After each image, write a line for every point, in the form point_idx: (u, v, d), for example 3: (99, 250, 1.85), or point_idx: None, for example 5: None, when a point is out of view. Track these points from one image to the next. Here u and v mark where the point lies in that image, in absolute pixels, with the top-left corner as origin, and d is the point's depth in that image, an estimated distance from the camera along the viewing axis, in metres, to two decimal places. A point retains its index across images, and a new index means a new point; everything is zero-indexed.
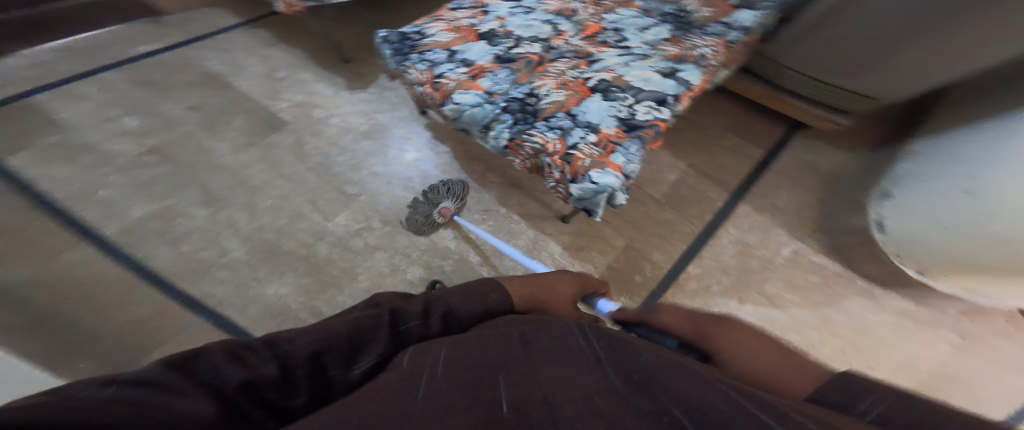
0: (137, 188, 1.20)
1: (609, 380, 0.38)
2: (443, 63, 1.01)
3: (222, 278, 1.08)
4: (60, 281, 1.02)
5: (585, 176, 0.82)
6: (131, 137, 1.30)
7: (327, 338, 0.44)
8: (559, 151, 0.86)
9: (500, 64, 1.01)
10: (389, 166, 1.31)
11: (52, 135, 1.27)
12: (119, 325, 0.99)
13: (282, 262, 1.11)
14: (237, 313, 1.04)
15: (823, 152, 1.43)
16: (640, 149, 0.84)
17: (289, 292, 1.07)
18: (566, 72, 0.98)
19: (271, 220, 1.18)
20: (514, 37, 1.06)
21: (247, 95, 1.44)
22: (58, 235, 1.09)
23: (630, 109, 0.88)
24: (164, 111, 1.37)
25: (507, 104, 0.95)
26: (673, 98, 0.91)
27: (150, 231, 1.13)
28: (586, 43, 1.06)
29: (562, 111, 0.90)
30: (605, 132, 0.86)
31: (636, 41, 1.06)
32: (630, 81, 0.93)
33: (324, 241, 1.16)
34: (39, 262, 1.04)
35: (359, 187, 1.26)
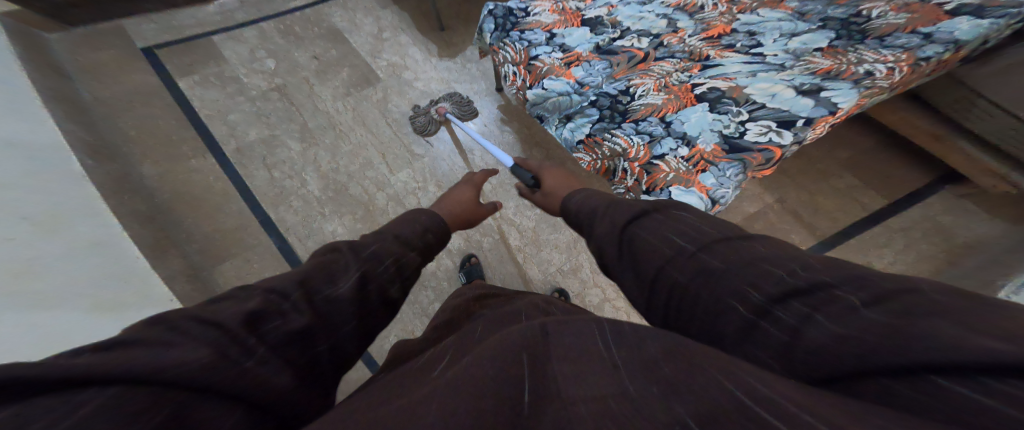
0: (250, 114, 1.40)
1: (622, 384, 0.33)
2: (540, 45, 0.99)
3: (296, 205, 1.22)
4: (183, 178, 1.25)
5: (664, 190, 0.76)
6: (254, 71, 1.51)
7: (298, 277, 0.49)
8: (641, 159, 0.80)
9: (598, 56, 0.96)
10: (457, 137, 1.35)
11: (202, 62, 1.53)
12: (213, 225, 1.18)
13: (345, 203, 1.23)
14: (301, 239, 1.17)
15: (959, 216, 1.16)
16: (739, 173, 0.75)
17: (344, 231, 1.18)
18: (672, 74, 0.89)
19: (345, 164, 1.30)
20: (622, 28, 1.00)
21: (350, 49, 1.58)
22: (188, 141, 1.32)
23: (739, 128, 0.78)
24: (284, 53, 1.57)
25: (597, 99, 0.90)
26: (805, 121, 0.77)
27: (252, 153, 1.32)
28: (706, 44, 0.95)
29: (656, 116, 0.83)
30: (700, 148, 0.78)
31: (774, 48, 0.91)
32: (751, 94, 0.82)
33: (384, 192, 1.25)
34: (172, 160, 1.28)
35: (425, 150, 1.33)
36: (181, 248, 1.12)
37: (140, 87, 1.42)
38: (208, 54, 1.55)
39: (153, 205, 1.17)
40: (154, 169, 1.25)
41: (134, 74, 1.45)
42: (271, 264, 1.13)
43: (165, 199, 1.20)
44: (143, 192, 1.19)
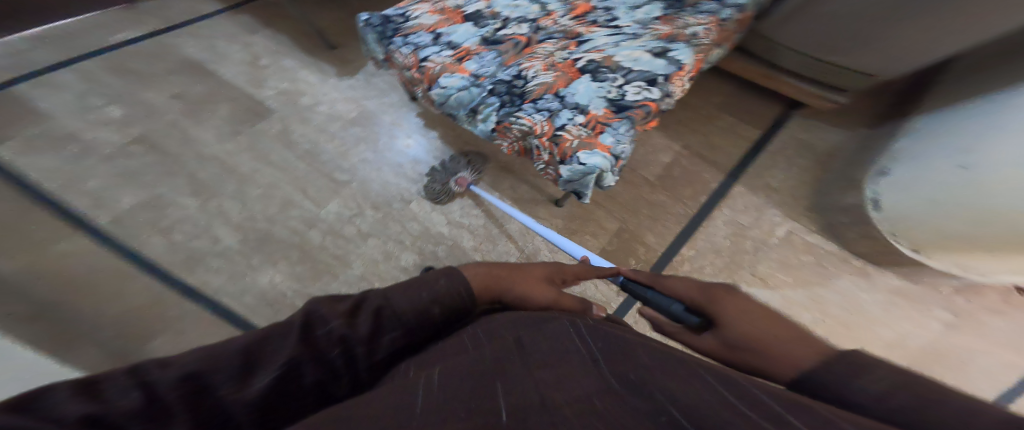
0: (120, 177, 1.18)
1: (606, 382, 0.34)
2: (427, 46, 0.96)
3: (217, 265, 1.09)
4: (57, 268, 1.03)
5: (573, 158, 0.81)
6: (107, 125, 1.26)
7: (257, 341, 0.38)
8: (546, 133, 0.84)
9: (487, 46, 0.96)
10: (379, 154, 1.28)
11: (23, 122, 1.22)
12: (121, 307, 1.01)
13: (274, 249, 1.12)
14: (234, 299, 1.06)
15: (823, 130, 1.39)
16: (630, 129, 0.82)
17: (284, 279, 1.09)
18: (555, 53, 0.93)
19: (261, 208, 1.17)
20: (501, 18, 1.00)
21: (226, 81, 1.39)
22: (47, 223, 1.09)
23: (620, 90, 0.84)
24: (139, 97, 1.32)
25: (493, 86, 0.90)
26: (663, 78, 0.85)
27: (141, 222, 1.13)
28: (575, 23, 1.00)
29: (550, 93, 0.86)
30: (593, 112, 0.83)
31: (626, 21, 0.99)
32: (619, 62, 0.88)
33: (315, 228, 1.16)
34: (31, 249, 1.04)
35: (349, 174, 1.24)
36: (88, 345, 0.95)
37: None
38: (31, 111, 1.25)
39: (28, 307, 0.96)
40: (10, 264, 1.01)
41: None
42: (208, 334, 1.01)
43: (43, 294, 0.99)
44: (8, 294, 0.97)
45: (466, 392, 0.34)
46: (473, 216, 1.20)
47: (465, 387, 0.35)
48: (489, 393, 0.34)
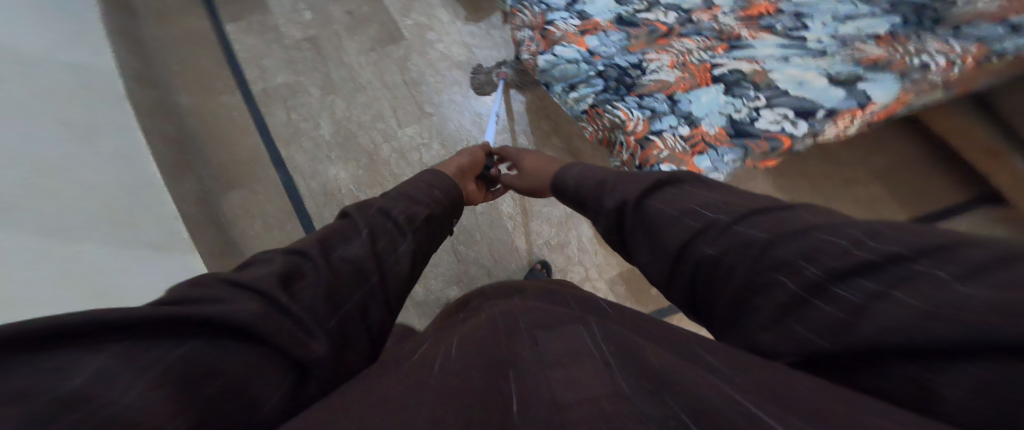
0: (284, 62, 1.40)
1: (617, 386, 0.38)
2: (558, 10, 0.91)
3: (307, 147, 1.29)
4: (213, 111, 1.34)
5: (655, 165, 0.76)
6: (298, 24, 1.44)
7: (279, 274, 0.44)
8: (638, 132, 0.79)
9: (618, 26, 0.90)
10: (467, 100, 1.32)
11: (252, 8, 1.48)
12: (232, 155, 1.29)
13: (352, 151, 1.27)
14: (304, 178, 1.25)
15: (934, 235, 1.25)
16: (735, 160, 0.75)
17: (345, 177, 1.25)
18: (693, 52, 0.87)
19: (358, 113, 1.32)
20: (650, 2, 0.94)
21: (386, 9, 1.45)
22: (224, 74, 1.39)
23: (751, 114, 0.78)
24: (326, 9, 1.46)
25: (605, 69, 0.84)
26: (825, 114, 0.76)
27: (279, 96, 1.35)
28: (741, 24, 0.92)
29: (664, 93, 0.82)
30: (703, 129, 0.78)
31: (819, 32, 0.89)
32: (779, 83, 0.81)
33: (388, 144, 1.28)
34: (206, 92, 1.37)
35: (434, 109, 1.31)
36: (196, 167, 1.24)
37: (188, 26, 1.46)
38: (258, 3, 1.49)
39: (181, 132, 1.28)
40: (190, 99, 1.35)
41: (188, 19, 1.47)
42: (271, 200, 1.24)
43: (194, 127, 1.31)
44: (175, 118, 1.30)
45: (486, 383, 0.42)
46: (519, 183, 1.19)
47: (493, 382, 0.42)
48: (506, 386, 0.41)
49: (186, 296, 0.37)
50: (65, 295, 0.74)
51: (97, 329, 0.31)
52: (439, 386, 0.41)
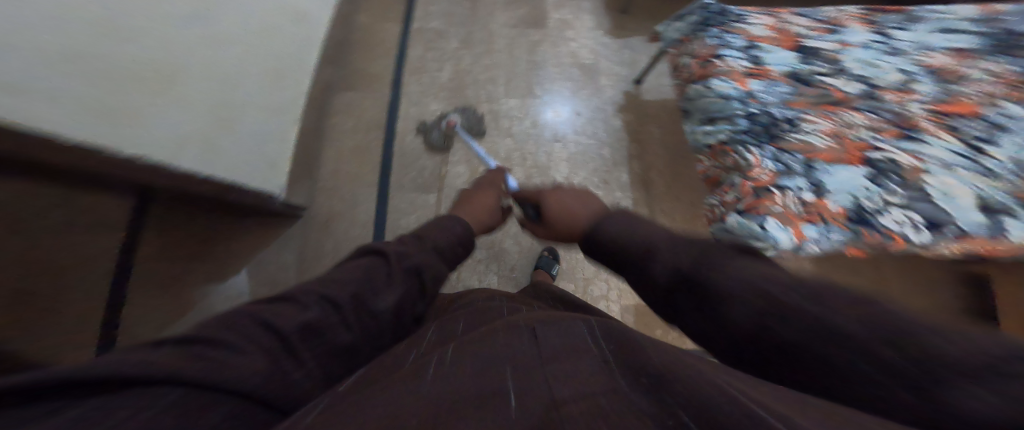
0: None
1: (616, 380, 0.27)
2: (736, 47, 0.81)
3: (376, 37, 1.08)
4: None
5: (761, 215, 0.63)
6: None
7: (315, 307, 0.35)
8: (761, 181, 0.66)
9: (790, 80, 0.76)
10: (574, 39, 1.03)
11: None
12: None
13: (428, 39, 1.05)
14: (366, 62, 1.05)
15: None
16: (844, 241, 0.61)
17: (407, 64, 1.03)
18: (856, 128, 0.70)
19: (448, 9, 1.09)
20: (838, 67, 0.77)
21: None
22: None
23: (880, 206, 0.62)
24: None
25: (758, 113, 0.73)
26: (955, 233, 0.60)
27: None
28: (929, 116, 0.70)
29: (805, 156, 0.68)
30: (826, 203, 0.63)
31: (1007, 151, 0.66)
32: (925, 188, 0.63)
33: (465, 48, 1.02)
34: None
35: (538, 33, 1.04)
36: None
37: None
38: None
39: None
40: None
41: None
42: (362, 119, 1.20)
43: None
44: None
45: (483, 368, 0.31)
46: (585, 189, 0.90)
47: (458, 357, 0.33)
48: (505, 385, 0.28)
49: (203, 338, 0.28)
50: (254, 112, 0.76)
51: (127, 384, 0.23)
52: (437, 392, 0.28)
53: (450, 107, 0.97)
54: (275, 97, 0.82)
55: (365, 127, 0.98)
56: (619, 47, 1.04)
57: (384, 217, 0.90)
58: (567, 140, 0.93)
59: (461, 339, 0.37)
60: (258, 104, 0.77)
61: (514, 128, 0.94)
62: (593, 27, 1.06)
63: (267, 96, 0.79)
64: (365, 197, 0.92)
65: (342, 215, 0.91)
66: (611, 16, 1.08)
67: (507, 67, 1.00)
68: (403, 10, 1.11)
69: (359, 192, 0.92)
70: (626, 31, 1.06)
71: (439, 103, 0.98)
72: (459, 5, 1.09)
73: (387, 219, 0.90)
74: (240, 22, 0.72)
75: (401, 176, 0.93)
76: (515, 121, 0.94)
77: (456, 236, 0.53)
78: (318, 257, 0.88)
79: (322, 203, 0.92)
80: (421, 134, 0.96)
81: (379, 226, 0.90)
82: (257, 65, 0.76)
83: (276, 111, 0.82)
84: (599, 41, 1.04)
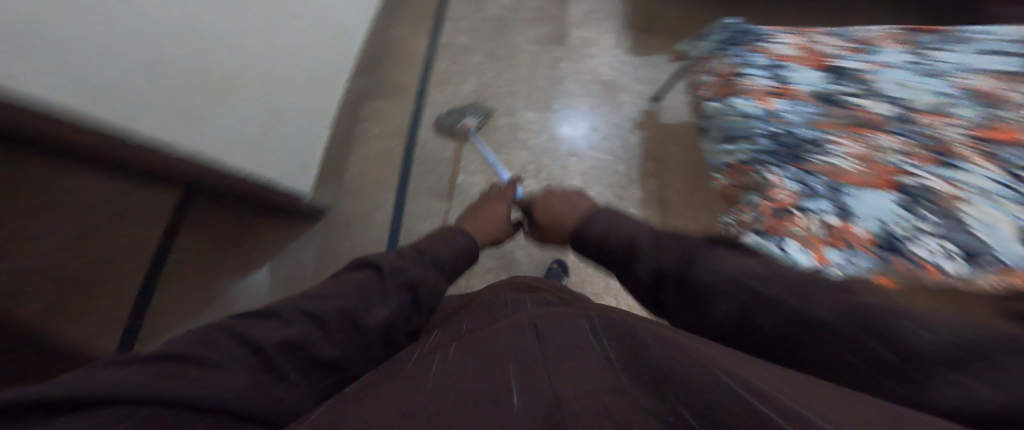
0: None
1: (616, 377, 0.28)
2: (760, 67, 0.81)
3: (406, 50, 1.14)
4: None
5: (780, 237, 0.66)
6: None
7: (303, 318, 0.37)
8: (782, 202, 0.68)
9: (816, 100, 0.74)
10: (595, 57, 1.05)
11: None
12: None
13: (453, 53, 1.09)
14: (395, 73, 1.11)
15: None
16: (869, 266, 0.59)
17: (432, 76, 1.08)
18: (883, 151, 0.65)
19: (475, 25, 1.13)
20: (868, 87, 0.73)
21: None
22: None
23: (915, 231, 0.58)
24: None
25: (782, 133, 0.73)
26: (998, 265, 0.53)
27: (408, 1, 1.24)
28: (971, 140, 0.63)
29: (829, 177, 0.66)
30: (853, 226, 0.61)
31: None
32: (964, 218, 0.57)
33: (488, 63, 1.06)
34: None
35: (560, 50, 1.06)
36: None
37: None
38: None
39: None
40: None
41: None
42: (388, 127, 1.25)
43: None
44: None
45: (485, 366, 0.31)
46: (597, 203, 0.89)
47: (459, 358, 0.34)
48: (507, 381, 0.29)
49: (179, 353, 0.30)
50: (294, 121, 0.85)
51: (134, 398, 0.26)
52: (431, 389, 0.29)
53: None
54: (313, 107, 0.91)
55: (390, 135, 1.02)
56: (640, 65, 1.04)
57: (400, 221, 0.93)
58: (584, 154, 0.93)
59: (463, 341, 0.38)
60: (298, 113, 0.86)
61: (531, 141, 0.95)
62: (615, 45, 1.07)
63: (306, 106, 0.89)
64: (385, 201, 0.95)
65: (361, 217, 0.94)
66: (634, 35, 1.09)
67: (528, 81, 1.02)
68: (432, 26, 1.17)
69: (378, 195, 0.96)
70: (648, 50, 1.07)
71: None
72: (485, 22, 1.13)
73: (403, 223, 0.92)
74: (284, 37, 0.80)
75: (420, 183, 0.96)
76: (532, 134, 0.96)
77: (454, 246, 0.55)
78: (336, 257, 0.92)
79: (344, 204, 0.96)
80: (441, 143, 0.99)
81: (395, 230, 0.92)
82: (299, 77, 0.86)
83: (314, 119, 0.92)
84: (621, 60, 1.05)
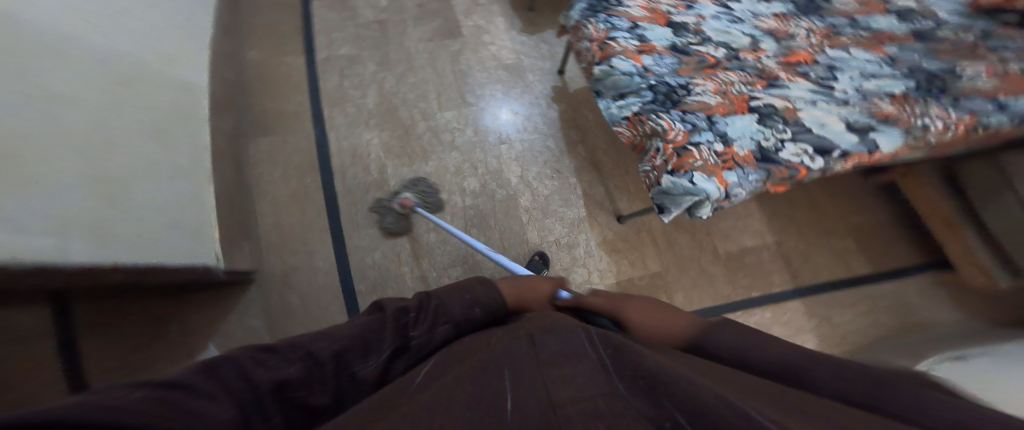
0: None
1: (612, 385, 0.28)
2: (621, 30, 0.83)
3: (284, 76, 1.00)
4: None
5: (687, 173, 0.68)
6: None
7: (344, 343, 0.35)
8: (677, 141, 0.71)
9: (671, 53, 0.82)
10: (492, 42, 1.05)
11: None
12: None
13: (344, 68, 1.00)
14: (281, 104, 0.97)
15: None
16: (760, 181, 0.68)
17: (327, 97, 0.97)
18: (734, 84, 0.77)
19: (358, 32, 1.04)
20: (703, 37, 0.84)
21: None
22: None
23: (777, 144, 0.70)
24: None
25: (657, 83, 0.78)
26: (840, 154, 0.68)
27: (267, 19, 1.09)
28: (780, 68, 0.80)
29: (705, 113, 0.74)
30: (735, 150, 0.70)
31: (846, 84, 0.77)
32: (803, 121, 0.72)
33: (386, 70, 0.99)
34: None
35: (456, 41, 1.04)
36: None
37: None
38: None
39: None
40: None
41: None
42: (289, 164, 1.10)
43: None
44: None
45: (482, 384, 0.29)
46: (540, 183, 0.91)
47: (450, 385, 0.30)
48: (503, 397, 0.27)
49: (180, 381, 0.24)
50: (149, 182, 0.66)
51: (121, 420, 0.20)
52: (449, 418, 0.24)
53: (386, 133, 0.93)
54: (170, 159, 0.71)
55: (297, 173, 0.91)
56: (535, 42, 1.07)
57: (346, 261, 0.85)
58: (512, 140, 0.94)
59: (462, 352, 0.37)
60: (147, 168, 0.66)
61: (457, 140, 0.93)
62: (506, 28, 1.08)
63: (157, 160, 0.69)
64: (320, 244, 0.86)
65: (299, 270, 0.85)
66: (519, 15, 1.10)
67: (434, 80, 0.99)
68: (306, 42, 1.04)
69: (310, 242, 0.86)
70: (537, 26, 1.09)
71: (372, 131, 0.93)
72: (365, 26, 1.05)
73: (350, 262, 0.85)
74: (75, 78, 0.59)
75: (352, 214, 0.88)
76: (457, 133, 0.94)
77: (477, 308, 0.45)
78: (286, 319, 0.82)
79: (275, 262, 0.85)
80: (362, 166, 0.91)
81: (345, 271, 0.84)
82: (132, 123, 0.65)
83: (174, 172, 0.72)
84: (516, 41, 1.06)
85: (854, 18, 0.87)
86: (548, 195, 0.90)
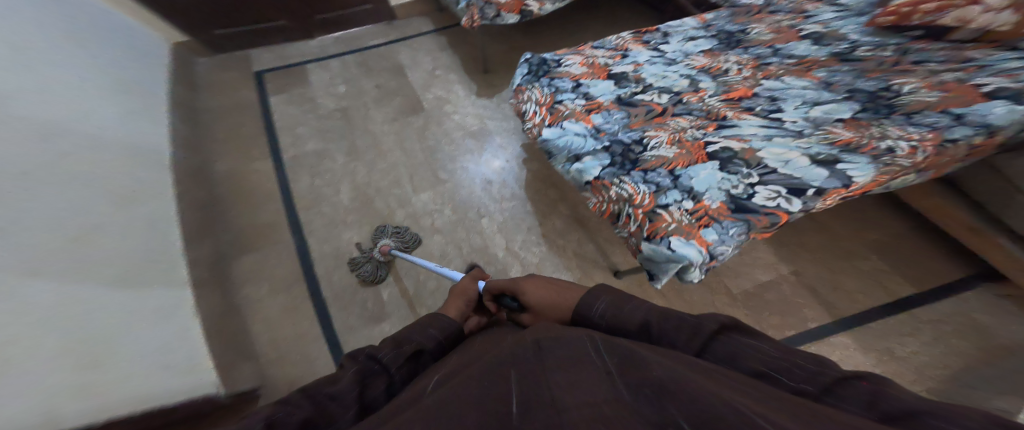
0: (247, 101, 1.19)
1: (616, 390, 0.24)
2: (567, 91, 0.85)
3: (259, 187, 1.02)
4: None
5: (663, 239, 0.64)
6: None
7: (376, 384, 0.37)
8: (645, 205, 0.67)
9: (619, 106, 0.82)
10: (454, 116, 1.08)
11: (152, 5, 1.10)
12: None
13: (319, 169, 1.04)
14: (259, 216, 0.98)
15: None
16: (742, 233, 0.63)
17: (306, 200, 0.99)
18: (687, 130, 0.76)
19: (329, 128, 1.10)
20: (645, 84, 0.85)
21: None
22: None
23: (748, 189, 0.66)
24: None
25: (611, 144, 0.76)
26: (816, 191, 0.64)
27: (236, 134, 1.12)
28: (724, 106, 0.79)
29: (666, 168, 0.71)
30: (706, 203, 0.65)
31: (793, 114, 0.75)
32: (767, 160, 0.68)
33: (358, 164, 1.02)
34: None
35: (421, 117, 1.08)
36: None
37: None
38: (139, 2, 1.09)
39: None
40: None
41: None
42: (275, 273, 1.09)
43: None
44: None
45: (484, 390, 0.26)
46: (528, 250, 0.88)
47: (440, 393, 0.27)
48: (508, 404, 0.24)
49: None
50: (141, 329, 0.63)
51: None
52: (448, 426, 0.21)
53: (368, 228, 0.93)
54: (155, 296, 0.69)
55: (286, 285, 0.90)
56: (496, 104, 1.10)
57: None
58: (492, 212, 0.93)
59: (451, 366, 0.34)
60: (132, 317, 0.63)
61: (437, 222, 0.92)
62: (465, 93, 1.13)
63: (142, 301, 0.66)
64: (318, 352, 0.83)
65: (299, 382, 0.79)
66: (475, 77, 1.18)
67: (405, 164, 1.01)
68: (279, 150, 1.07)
69: (308, 349, 0.83)
70: (494, 86, 1.14)
71: (353, 230, 0.94)
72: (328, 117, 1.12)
73: None
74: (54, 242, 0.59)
75: (347, 316, 0.87)
76: (436, 215, 0.93)
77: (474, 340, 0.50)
78: None
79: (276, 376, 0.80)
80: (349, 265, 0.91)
81: None
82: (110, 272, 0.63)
83: (161, 308, 0.69)
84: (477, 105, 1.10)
85: (774, 46, 0.89)
86: (539, 262, 0.87)
